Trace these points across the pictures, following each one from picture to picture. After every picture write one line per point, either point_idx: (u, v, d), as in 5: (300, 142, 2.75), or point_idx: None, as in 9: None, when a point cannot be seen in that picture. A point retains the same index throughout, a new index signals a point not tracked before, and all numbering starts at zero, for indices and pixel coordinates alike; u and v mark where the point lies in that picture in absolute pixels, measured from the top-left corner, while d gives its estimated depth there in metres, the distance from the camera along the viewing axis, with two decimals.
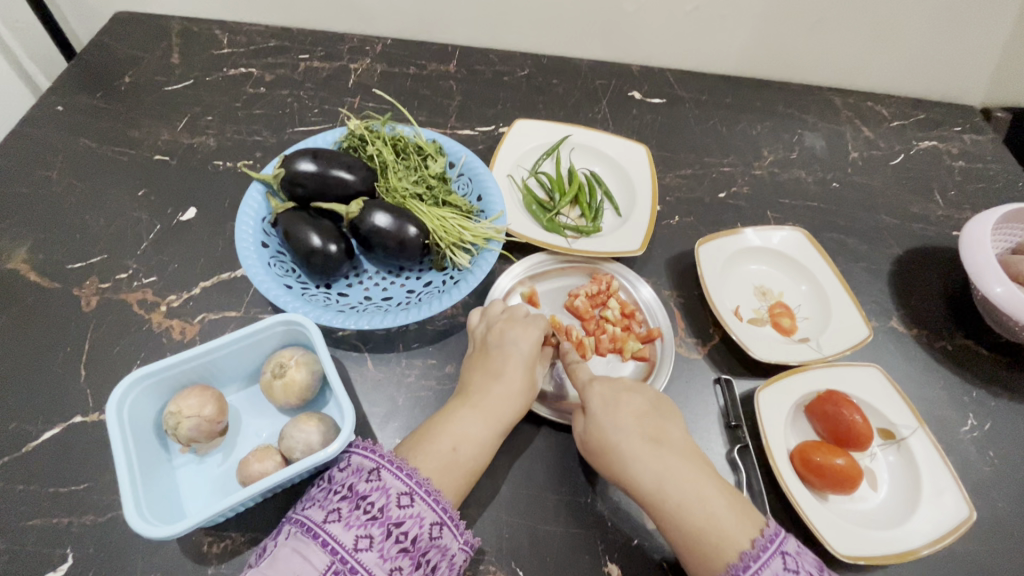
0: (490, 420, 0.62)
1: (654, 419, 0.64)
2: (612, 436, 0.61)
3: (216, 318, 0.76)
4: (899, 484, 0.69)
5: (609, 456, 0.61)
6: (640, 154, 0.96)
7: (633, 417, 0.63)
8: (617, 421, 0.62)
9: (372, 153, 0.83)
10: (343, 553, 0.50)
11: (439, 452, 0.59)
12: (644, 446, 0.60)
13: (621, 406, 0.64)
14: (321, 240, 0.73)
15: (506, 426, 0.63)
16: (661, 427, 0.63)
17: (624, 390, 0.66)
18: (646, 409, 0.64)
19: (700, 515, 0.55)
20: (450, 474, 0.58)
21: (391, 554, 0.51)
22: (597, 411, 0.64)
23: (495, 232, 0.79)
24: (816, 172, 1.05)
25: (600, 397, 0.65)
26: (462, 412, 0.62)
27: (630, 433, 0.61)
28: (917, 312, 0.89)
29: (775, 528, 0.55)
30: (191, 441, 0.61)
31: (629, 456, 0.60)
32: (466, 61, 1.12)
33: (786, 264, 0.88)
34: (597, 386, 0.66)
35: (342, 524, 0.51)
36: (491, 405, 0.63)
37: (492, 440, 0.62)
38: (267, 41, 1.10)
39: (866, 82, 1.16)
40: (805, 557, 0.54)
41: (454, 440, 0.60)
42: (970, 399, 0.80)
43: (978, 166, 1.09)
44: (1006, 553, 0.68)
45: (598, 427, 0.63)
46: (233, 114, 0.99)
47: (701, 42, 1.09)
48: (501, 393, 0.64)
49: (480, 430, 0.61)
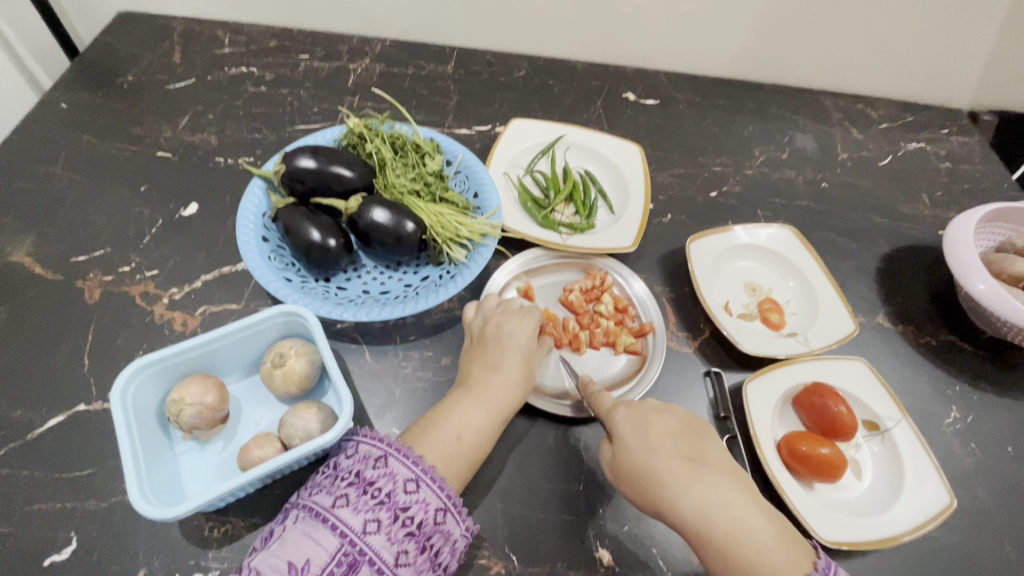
0: (491, 410, 0.64)
1: (688, 440, 0.63)
2: (649, 461, 0.61)
3: (217, 310, 0.78)
4: (883, 474, 0.71)
5: (644, 480, 0.60)
6: (633, 153, 0.98)
7: (668, 440, 0.63)
8: (652, 445, 0.62)
9: (371, 150, 0.85)
10: (352, 536, 0.51)
11: (443, 441, 0.60)
12: (685, 472, 0.60)
13: (654, 431, 0.63)
14: (320, 235, 0.75)
15: (507, 415, 0.65)
16: (698, 448, 0.62)
17: (652, 412, 0.66)
18: (677, 429, 0.64)
19: (751, 545, 0.55)
20: (454, 462, 0.60)
21: (398, 537, 0.53)
22: (630, 435, 0.63)
23: (491, 227, 0.81)
24: (806, 173, 1.07)
25: (628, 420, 0.64)
26: (463, 402, 0.64)
27: (668, 457, 0.61)
28: (904, 309, 0.91)
29: (826, 560, 0.57)
30: (193, 428, 0.62)
31: (670, 483, 0.59)
32: (464, 62, 1.14)
33: (775, 260, 0.90)
34: (624, 411, 0.65)
35: (350, 509, 0.53)
36: (491, 395, 0.65)
37: (494, 428, 0.63)
38: (267, 41, 1.12)
39: (855, 85, 1.18)
40: None
41: (457, 430, 0.61)
42: (954, 393, 0.83)
43: (964, 167, 1.11)
44: (988, 542, 0.70)
45: (631, 451, 0.62)
46: (233, 112, 1.01)
47: (693, 45, 1.12)
48: (500, 383, 0.65)
49: (482, 419, 0.63)
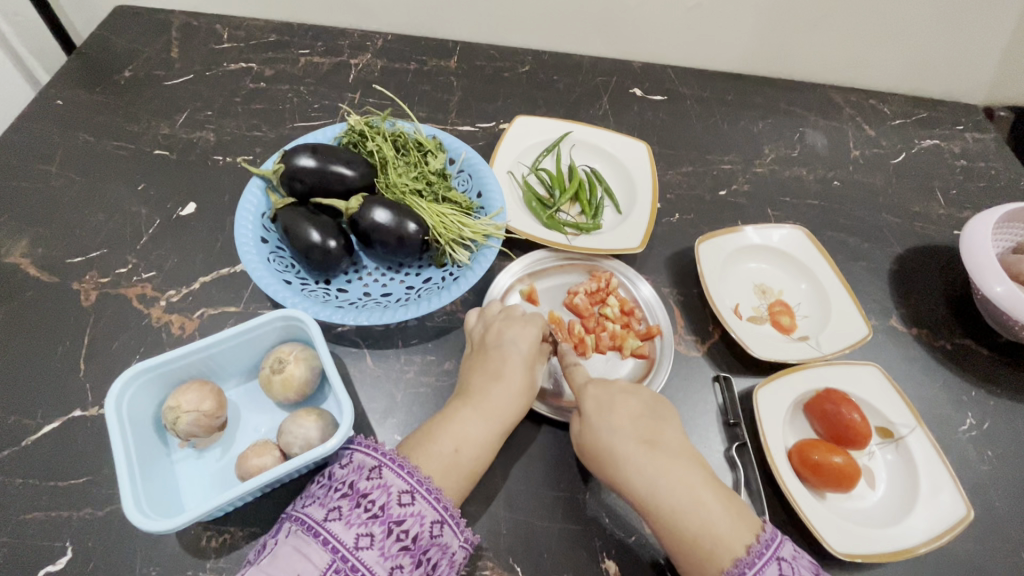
0: (492, 420, 0.62)
1: (650, 420, 0.63)
2: (607, 439, 0.61)
3: (215, 313, 0.76)
4: (896, 483, 0.69)
5: (603, 458, 0.61)
6: (640, 151, 0.96)
7: (628, 419, 0.62)
8: (612, 424, 0.62)
9: (372, 149, 0.83)
10: (344, 551, 0.50)
11: (440, 454, 0.58)
12: (637, 450, 0.59)
13: (615, 410, 0.63)
14: (320, 236, 0.73)
15: (508, 425, 0.63)
16: (658, 429, 0.62)
17: (618, 392, 0.65)
18: (641, 410, 0.64)
19: (695, 521, 0.54)
20: (452, 475, 0.58)
21: (392, 552, 0.51)
22: (591, 414, 0.63)
23: (495, 228, 0.79)
24: (817, 171, 1.05)
25: (593, 399, 0.64)
26: (463, 412, 0.62)
27: (624, 436, 0.61)
28: (917, 311, 0.88)
29: (772, 533, 0.54)
30: (190, 436, 0.61)
31: (624, 461, 0.59)
32: (467, 57, 1.11)
33: (786, 262, 0.87)
34: (592, 390, 0.65)
35: (342, 523, 0.51)
36: (493, 405, 0.63)
37: (494, 440, 0.62)
38: (266, 36, 1.10)
39: (868, 80, 1.15)
40: (800, 563, 0.53)
41: (456, 442, 0.60)
42: (969, 398, 0.80)
43: (979, 165, 1.08)
44: (1003, 553, 0.69)
45: (592, 430, 0.62)
46: (232, 110, 0.99)
47: (703, 39, 1.09)
48: (501, 393, 0.64)
49: (482, 430, 0.61)
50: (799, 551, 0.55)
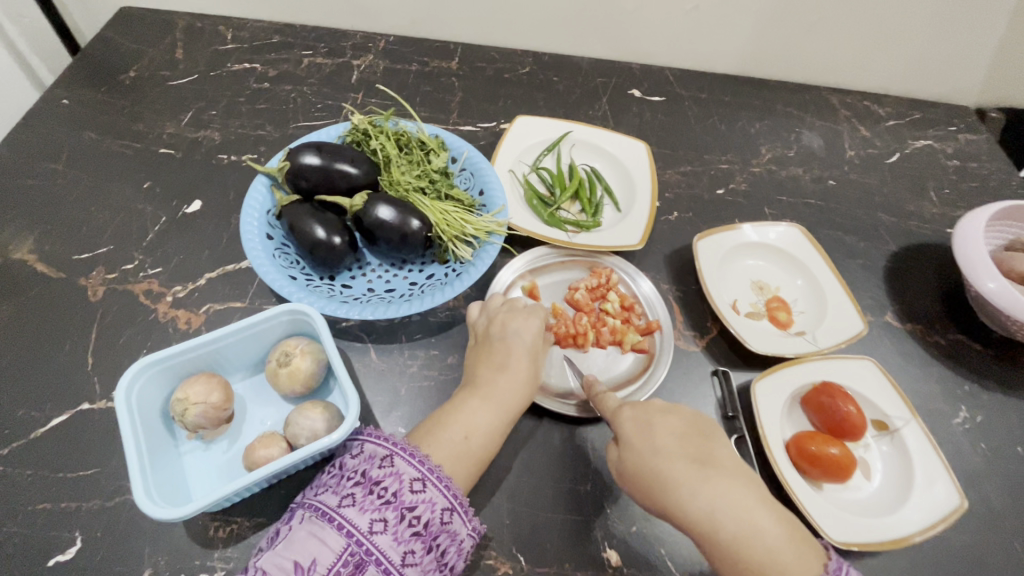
0: (498, 410, 0.63)
1: (694, 440, 0.62)
2: (654, 463, 0.60)
3: (221, 308, 0.77)
4: (892, 474, 0.71)
5: (651, 483, 0.59)
6: (639, 150, 0.97)
7: (673, 440, 0.62)
8: (657, 447, 0.61)
9: (376, 147, 0.84)
10: (359, 536, 0.51)
11: (450, 442, 0.60)
12: (690, 473, 0.58)
13: (658, 431, 0.62)
14: (325, 233, 0.74)
15: (514, 415, 0.64)
16: (706, 449, 0.61)
17: (657, 413, 0.65)
18: (684, 431, 0.63)
19: (759, 546, 0.53)
20: (461, 462, 0.59)
21: (405, 537, 0.52)
22: (634, 437, 0.62)
23: (497, 225, 0.80)
24: (813, 170, 1.06)
25: (633, 422, 0.64)
26: (470, 402, 0.63)
27: (672, 458, 0.60)
28: (912, 307, 0.90)
29: (838, 561, 0.54)
30: (198, 427, 0.62)
31: (677, 484, 0.58)
32: (468, 59, 1.13)
33: (782, 259, 0.89)
34: (629, 412, 0.65)
35: (356, 509, 0.52)
36: (499, 395, 0.64)
37: (500, 429, 0.63)
38: (270, 37, 1.11)
39: (862, 81, 1.17)
40: None
41: (464, 430, 0.61)
42: (963, 392, 0.82)
43: (972, 165, 1.10)
44: (998, 543, 0.70)
45: (636, 453, 0.61)
46: (236, 109, 1.00)
47: (700, 41, 1.11)
48: (507, 384, 0.65)
49: (489, 419, 0.62)
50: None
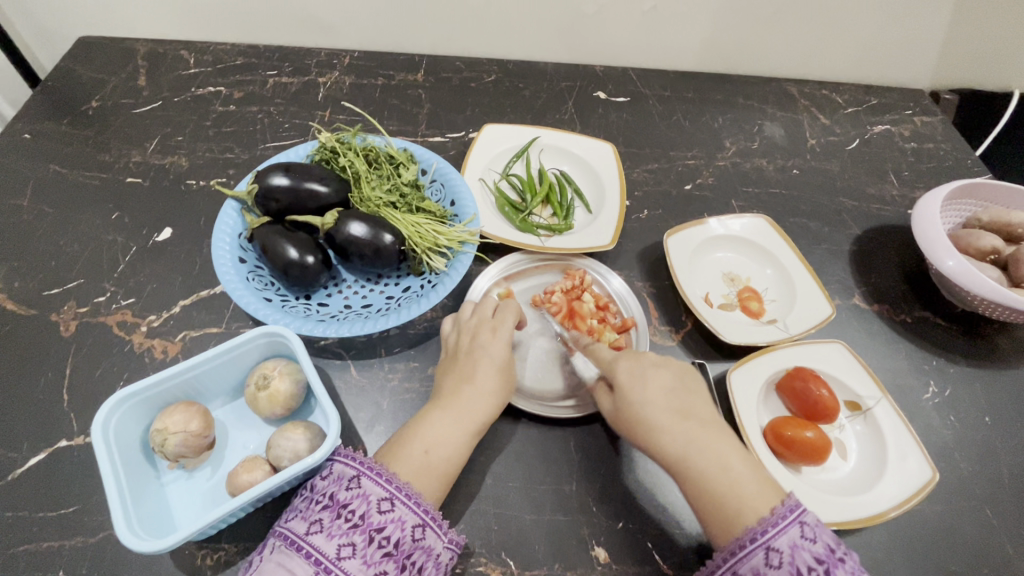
0: (463, 421, 0.64)
1: (682, 392, 0.64)
2: (643, 412, 0.62)
3: (197, 335, 0.77)
4: (867, 453, 0.73)
5: (637, 428, 0.63)
6: (606, 151, 0.99)
7: (662, 390, 0.64)
8: (647, 396, 0.63)
9: (344, 164, 0.85)
10: (327, 563, 0.51)
11: (411, 457, 0.60)
12: (671, 421, 0.61)
13: (649, 382, 0.65)
14: (298, 252, 0.75)
15: (480, 425, 0.65)
16: (691, 400, 0.64)
17: (650, 366, 0.66)
18: (674, 382, 0.65)
19: (723, 483, 0.56)
20: (426, 477, 0.60)
21: (375, 559, 0.53)
22: (626, 386, 0.65)
23: (469, 234, 0.81)
24: (777, 161, 1.09)
25: (628, 372, 0.66)
26: (433, 414, 0.65)
27: (658, 408, 0.62)
28: (878, 288, 0.93)
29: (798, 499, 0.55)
30: (179, 457, 0.62)
31: (658, 429, 0.61)
32: (434, 70, 1.14)
33: (751, 250, 0.91)
34: (623, 364, 0.67)
35: (324, 535, 0.53)
36: (462, 405, 0.65)
37: (462, 440, 0.63)
38: (233, 58, 1.11)
39: (818, 71, 1.21)
40: (824, 529, 0.53)
41: (426, 444, 0.62)
42: (931, 367, 0.85)
43: (928, 147, 1.14)
44: (971, 512, 0.72)
45: (626, 401, 0.64)
46: (203, 133, 1.00)
47: (659, 42, 1.14)
48: (471, 394, 0.66)
49: (452, 432, 0.63)
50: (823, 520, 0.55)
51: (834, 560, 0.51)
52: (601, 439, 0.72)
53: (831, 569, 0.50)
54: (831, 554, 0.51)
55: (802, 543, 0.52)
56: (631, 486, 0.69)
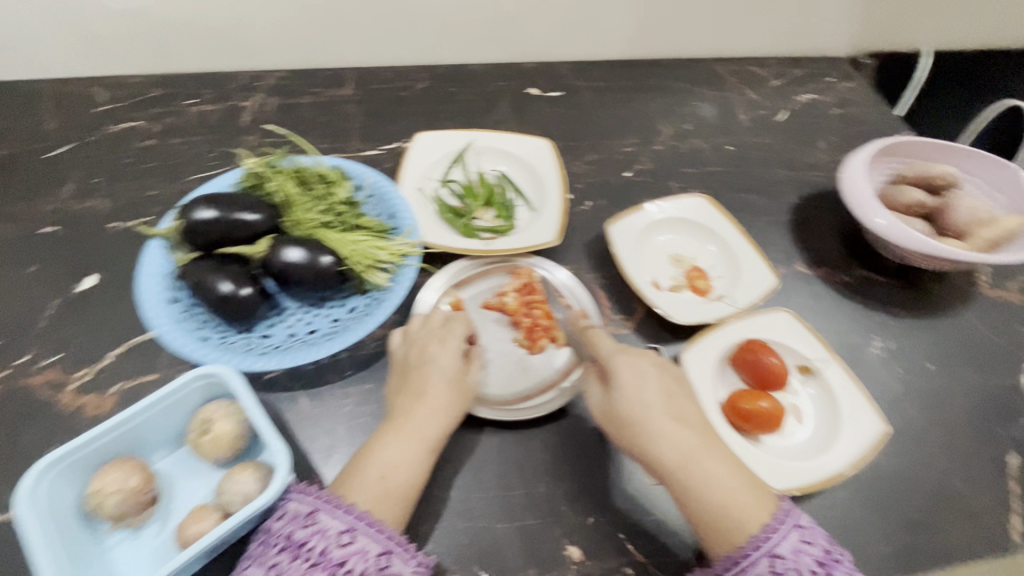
0: (415, 439, 0.62)
1: (676, 396, 0.65)
2: (642, 417, 0.62)
3: (133, 385, 0.73)
4: (823, 414, 0.74)
5: (635, 432, 0.62)
6: (543, 147, 0.98)
7: (660, 394, 0.64)
8: (646, 401, 0.63)
9: (274, 189, 0.82)
10: None
11: (367, 484, 0.58)
12: (672, 424, 0.62)
13: (648, 387, 0.64)
14: (232, 286, 0.72)
15: (432, 441, 0.63)
16: (685, 406, 0.65)
17: (649, 368, 0.66)
18: (670, 387, 0.66)
19: (722, 492, 0.58)
20: (385, 503, 0.58)
21: None
22: (625, 389, 0.64)
23: (410, 247, 0.80)
24: (711, 139, 1.11)
25: (628, 373, 0.65)
26: (386, 437, 0.63)
27: (658, 410, 0.62)
28: (819, 253, 0.95)
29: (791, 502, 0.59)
30: (119, 517, 0.58)
31: (657, 436, 0.61)
32: (362, 82, 1.12)
33: (694, 229, 0.92)
34: (622, 361, 0.66)
35: None
36: (415, 423, 0.63)
37: (418, 460, 0.62)
38: (149, 91, 1.07)
39: (743, 48, 1.24)
40: (819, 532, 0.57)
41: (382, 469, 0.60)
42: (874, 323, 0.88)
43: (853, 111, 1.19)
44: (925, 458, 0.75)
45: (625, 406, 0.63)
46: (122, 172, 0.95)
47: (586, 33, 1.14)
48: (423, 415, 0.64)
49: (408, 453, 0.61)
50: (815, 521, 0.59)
51: (831, 561, 0.54)
52: (563, 436, 0.72)
53: (830, 571, 0.53)
54: (828, 555, 0.55)
55: (804, 547, 0.55)
56: (598, 479, 0.69)
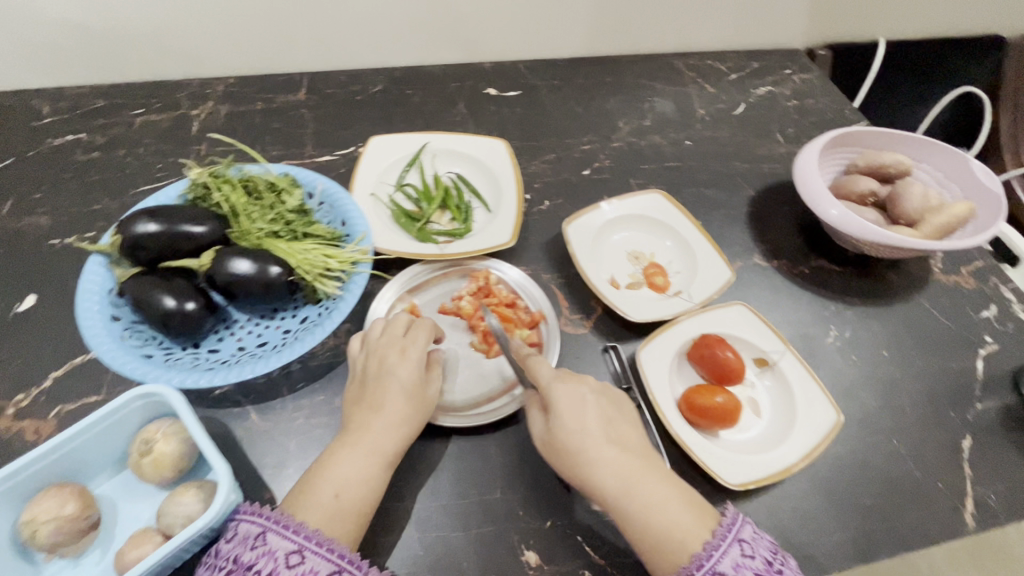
0: (370, 455, 0.61)
1: (616, 421, 0.65)
2: (582, 447, 0.62)
3: (74, 407, 0.70)
4: (779, 405, 0.75)
5: (575, 462, 0.62)
6: (498, 147, 0.98)
7: (599, 422, 0.64)
8: (585, 429, 0.63)
9: (220, 200, 0.80)
10: None
11: (320, 504, 0.57)
12: (611, 451, 0.62)
13: (588, 415, 0.64)
14: (176, 301, 0.70)
15: (390, 455, 0.62)
16: (624, 430, 0.65)
17: (589, 394, 0.66)
18: (609, 412, 0.66)
19: (662, 517, 0.58)
20: (338, 521, 0.57)
21: None
22: (564, 419, 0.63)
23: (361, 253, 0.79)
24: (670, 135, 1.11)
25: (568, 402, 0.64)
26: (340, 452, 0.61)
27: (597, 438, 0.62)
28: (775, 245, 0.96)
29: (732, 516, 0.59)
30: (56, 546, 0.56)
31: (596, 465, 0.61)
32: (316, 87, 1.10)
33: (651, 225, 0.92)
34: (561, 388, 0.65)
35: None
36: (370, 439, 0.62)
37: (374, 475, 0.60)
38: (94, 102, 1.04)
39: (701, 43, 1.24)
40: (761, 542, 0.58)
41: (336, 486, 0.59)
42: (830, 312, 0.88)
43: (809, 102, 1.20)
44: (879, 445, 0.76)
45: (565, 435, 0.63)
46: (64, 186, 0.92)
47: (542, 31, 1.13)
48: (380, 427, 0.63)
49: (362, 469, 0.60)
50: (759, 532, 0.59)
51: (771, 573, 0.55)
52: (520, 440, 0.71)
53: None
54: (768, 567, 0.56)
55: (744, 562, 0.56)
56: (556, 482, 0.68)
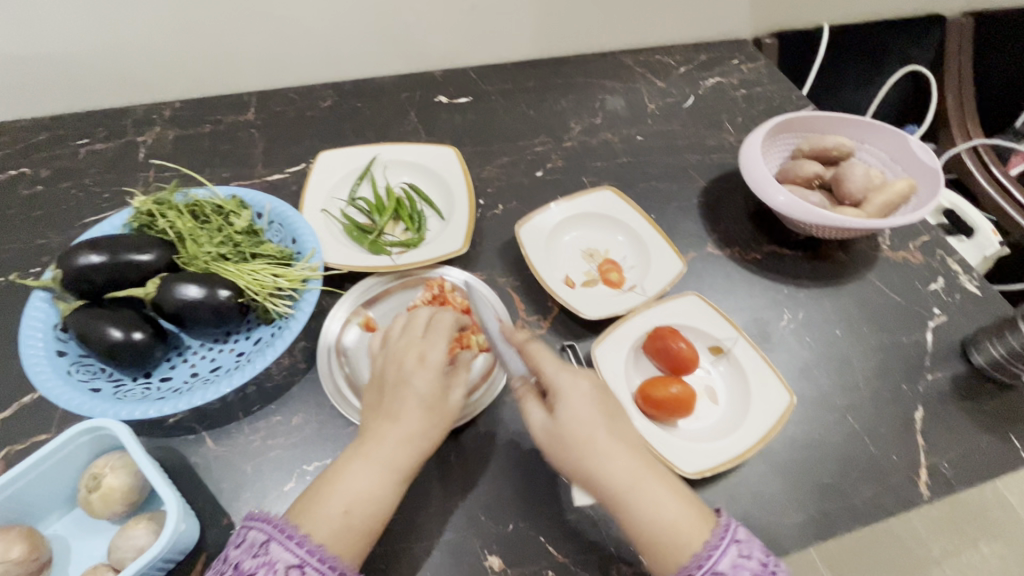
0: (384, 469, 0.60)
1: (618, 418, 0.64)
2: (587, 443, 0.61)
3: (22, 447, 0.69)
4: (734, 391, 0.76)
5: (580, 457, 0.60)
6: (448, 155, 0.98)
7: (604, 417, 0.63)
8: (592, 425, 0.62)
9: (165, 227, 0.80)
10: None
11: (327, 518, 0.56)
12: (617, 446, 0.61)
13: (593, 411, 0.63)
14: (122, 331, 0.69)
15: (403, 472, 0.61)
16: (626, 426, 0.64)
17: (594, 390, 0.65)
18: (613, 408, 0.65)
19: (666, 513, 0.58)
20: (347, 538, 0.56)
21: None
22: (571, 415, 0.62)
23: (311, 271, 0.78)
24: (621, 131, 1.12)
25: (577, 398, 0.63)
26: (354, 464, 0.60)
27: (602, 434, 0.61)
28: (728, 233, 0.97)
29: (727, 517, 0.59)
30: None
31: (603, 461, 0.60)
32: (264, 106, 1.09)
33: (603, 223, 0.93)
34: (569, 385, 0.64)
35: None
36: (383, 451, 0.60)
37: (386, 491, 0.59)
38: (36, 134, 1.02)
39: (648, 39, 1.26)
40: (757, 544, 0.58)
41: (346, 503, 0.57)
42: (783, 296, 0.90)
43: (756, 91, 1.22)
44: (835, 423, 0.77)
45: (572, 432, 0.61)
46: (9, 223, 0.91)
47: (489, 37, 1.14)
48: (397, 440, 0.61)
49: (374, 483, 0.59)
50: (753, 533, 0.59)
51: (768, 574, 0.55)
52: (479, 446, 0.71)
53: None
54: (765, 568, 0.55)
55: (742, 562, 0.55)
56: (516, 485, 0.69)
